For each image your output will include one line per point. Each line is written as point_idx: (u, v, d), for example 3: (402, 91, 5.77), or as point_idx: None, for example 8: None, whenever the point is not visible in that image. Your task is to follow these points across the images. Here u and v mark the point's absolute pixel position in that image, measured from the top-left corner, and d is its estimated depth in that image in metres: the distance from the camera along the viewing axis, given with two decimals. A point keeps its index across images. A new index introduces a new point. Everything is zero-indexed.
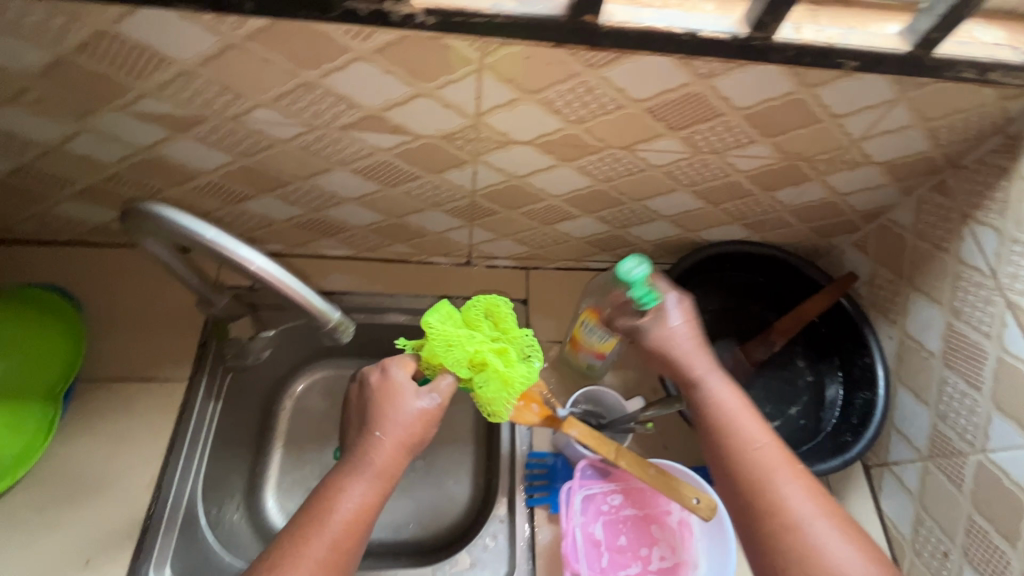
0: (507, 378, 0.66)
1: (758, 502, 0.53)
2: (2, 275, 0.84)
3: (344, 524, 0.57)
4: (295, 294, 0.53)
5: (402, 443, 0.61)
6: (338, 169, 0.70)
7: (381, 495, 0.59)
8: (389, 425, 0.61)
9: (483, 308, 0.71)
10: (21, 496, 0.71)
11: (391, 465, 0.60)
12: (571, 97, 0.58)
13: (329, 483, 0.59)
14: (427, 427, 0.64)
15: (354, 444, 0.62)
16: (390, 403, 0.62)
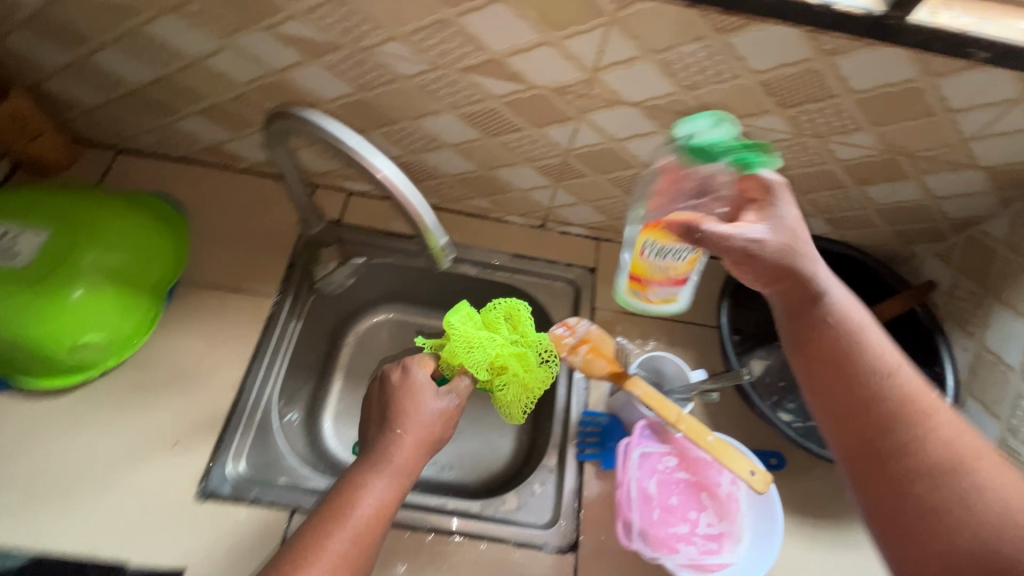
0: (525, 384, 0.77)
1: (886, 416, 0.49)
2: (122, 180, 0.92)
3: (371, 512, 0.61)
4: (413, 207, 0.55)
5: (421, 442, 0.68)
6: (446, 113, 0.74)
7: (398, 492, 0.64)
8: (409, 424, 0.67)
9: (504, 312, 0.79)
10: (123, 376, 0.78)
11: (409, 462, 0.66)
12: (689, 61, 0.60)
13: (354, 476, 0.64)
14: (444, 426, 0.70)
15: (374, 442, 0.67)
16: (410, 402, 0.69)
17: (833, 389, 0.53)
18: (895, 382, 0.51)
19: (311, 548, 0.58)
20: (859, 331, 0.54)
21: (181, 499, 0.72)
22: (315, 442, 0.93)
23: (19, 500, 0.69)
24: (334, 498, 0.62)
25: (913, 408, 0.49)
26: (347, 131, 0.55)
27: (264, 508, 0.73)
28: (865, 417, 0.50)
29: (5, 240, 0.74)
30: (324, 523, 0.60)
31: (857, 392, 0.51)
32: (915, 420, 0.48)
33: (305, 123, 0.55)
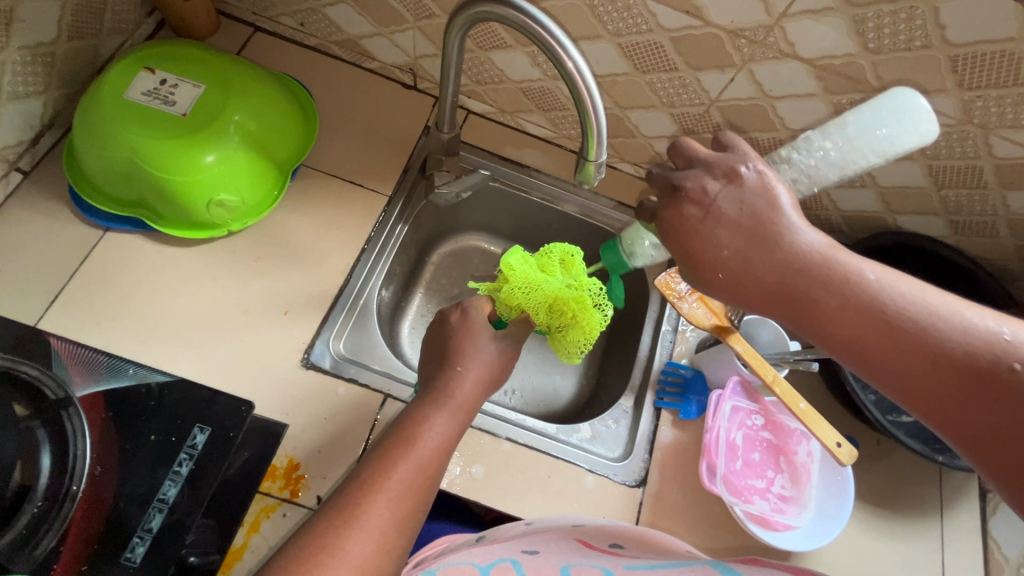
0: (585, 327, 0.76)
1: (967, 384, 0.37)
2: (257, 57, 0.94)
3: (434, 441, 0.61)
4: (593, 111, 0.55)
5: (479, 381, 0.69)
6: (605, 39, 0.73)
7: (458, 426, 0.65)
8: (469, 363, 0.69)
9: (559, 255, 0.80)
10: (243, 240, 0.81)
11: (468, 399, 0.67)
12: (885, 22, 0.59)
13: (417, 411, 0.64)
14: (500, 368, 0.72)
15: (434, 382, 0.68)
16: (471, 343, 0.71)
17: (890, 368, 0.40)
18: (960, 340, 0.38)
19: (378, 472, 0.57)
20: (856, 291, 0.41)
21: (288, 364, 0.76)
22: (395, 346, 0.97)
23: (148, 331, 0.73)
24: (402, 427, 0.62)
25: (991, 366, 0.37)
26: (550, 22, 0.54)
27: (361, 388, 0.77)
28: (992, 409, 0.36)
29: (164, 87, 0.77)
30: (389, 450, 0.59)
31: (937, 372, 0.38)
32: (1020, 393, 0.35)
33: (506, 9, 0.55)
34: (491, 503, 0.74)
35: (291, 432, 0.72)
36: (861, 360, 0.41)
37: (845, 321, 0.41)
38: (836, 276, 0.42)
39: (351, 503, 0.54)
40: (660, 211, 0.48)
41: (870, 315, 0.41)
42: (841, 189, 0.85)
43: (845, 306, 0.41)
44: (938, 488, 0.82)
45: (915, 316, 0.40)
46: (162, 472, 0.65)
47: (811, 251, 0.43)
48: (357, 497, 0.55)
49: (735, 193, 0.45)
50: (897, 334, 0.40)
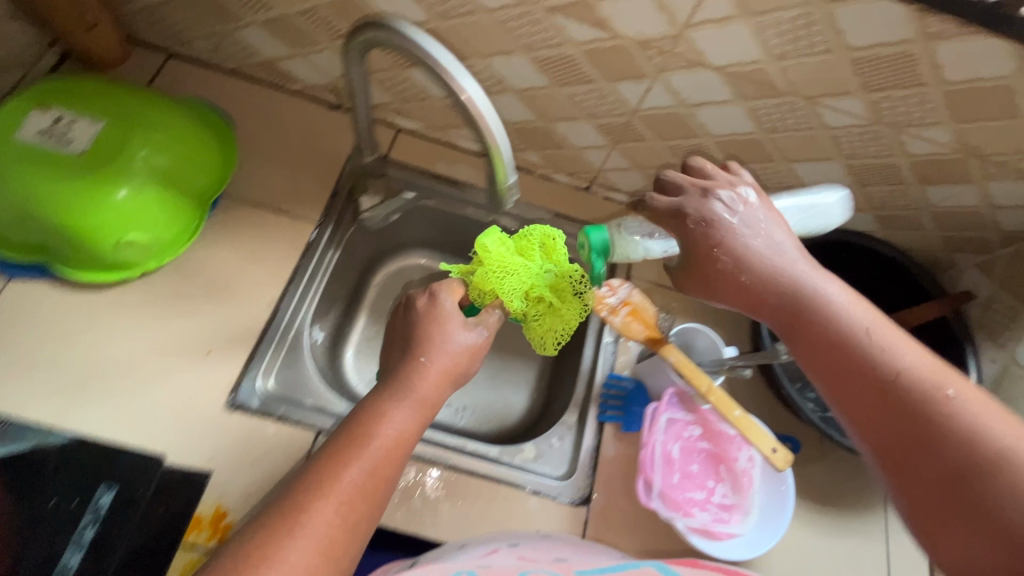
0: (564, 317, 0.72)
1: (915, 407, 0.45)
2: (170, 84, 0.90)
3: (389, 440, 0.56)
4: (492, 136, 0.54)
5: (445, 373, 0.62)
6: (519, 54, 0.72)
7: (420, 423, 0.59)
8: (435, 352, 0.62)
9: (539, 239, 0.72)
10: (161, 278, 0.78)
11: (432, 392, 0.60)
12: (786, 28, 0.58)
13: (371, 405, 0.58)
14: (472, 361, 0.65)
15: (394, 371, 0.61)
16: (437, 331, 0.63)
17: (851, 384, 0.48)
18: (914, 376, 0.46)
19: (325, 475, 0.52)
20: (835, 316, 0.49)
21: (212, 406, 0.72)
22: (337, 375, 0.94)
23: (60, 384, 0.70)
24: (353, 425, 0.56)
25: (932, 400, 0.44)
26: (437, 45, 0.52)
27: (292, 426, 0.74)
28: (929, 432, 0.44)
29: (58, 125, 0.74)
30: (339, 451, 0.54)
31: (873, 398, 0.46)
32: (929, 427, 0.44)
33: (391, 35, 0.53)
34: (433, 534, 0.72)
35: (217, 478, 0.69)
36: (821, 372, 0.50)
37: (825, 339, 0.49)
38: (825, 302, 0.50)
39: (295, 510, 0.50)
40: (687, 206, 0.52)
41: (840, 337, 0.48)
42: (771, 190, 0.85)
43: (823, 326, 0.49)
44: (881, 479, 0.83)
45: (884, 346, 0.47)
46: (62, 542, 0.61)
47: (804, 278, 0.50)
48: (303, 502, 0.50)
49: (742, 208, 0.52)
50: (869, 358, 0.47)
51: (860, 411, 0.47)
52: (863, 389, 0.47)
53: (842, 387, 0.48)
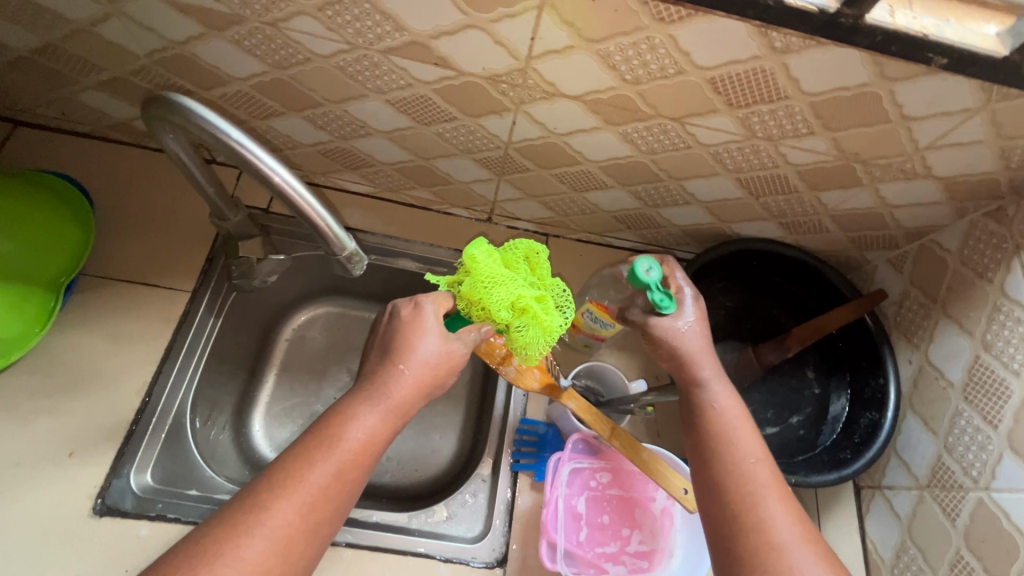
0: (549, 330, 0.61)
1: (750, 488, 0.50)
2: (17, 157, 0.83)
3: (357, 446, 0.51)
4: (308, 209, 0.49)
5: (421, 385, 0.56)
6: (372, 97, 0.67)
7: (391, 431, 0.54)
8: (413, 361, 0.56)
9: (524, 252, 0.64)
10: (14, 378, 0.71)
11: (405, 400, 0.55)
12: (631, 54, 0.54)
13: (343, 407, 0.53)
14: (446, 375, 0.58)
15: (370, 373, 0.56)
16: (414, 335, 0.58)
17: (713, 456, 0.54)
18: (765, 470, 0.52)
19: (287, 473, 0.48)
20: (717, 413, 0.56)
21: (77, 515, 0.66)
22: (244, 445, 0.87)
23: None
24: (323, 424, 0.52)
25: (763, 489, 0.50)
26: (223, 118, 0.48)
27: (169, 524, 0.68)
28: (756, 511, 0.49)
29: None
30: (303, 451, 0.50)
31: (728, 484, 0.51)
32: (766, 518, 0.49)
33: (174, 111, 0.47)
34: None
35: None
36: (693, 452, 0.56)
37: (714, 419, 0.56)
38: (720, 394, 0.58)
39: (249, 515, 0.46)
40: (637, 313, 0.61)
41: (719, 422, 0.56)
42: (670, 207, 0.81)
43: (707, 411, 0.57)
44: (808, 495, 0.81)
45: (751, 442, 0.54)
46: None
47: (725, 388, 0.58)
48: (254, 507, 0.46)
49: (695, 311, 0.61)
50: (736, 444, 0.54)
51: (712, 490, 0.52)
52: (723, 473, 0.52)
53: (704, 467, 0.54)
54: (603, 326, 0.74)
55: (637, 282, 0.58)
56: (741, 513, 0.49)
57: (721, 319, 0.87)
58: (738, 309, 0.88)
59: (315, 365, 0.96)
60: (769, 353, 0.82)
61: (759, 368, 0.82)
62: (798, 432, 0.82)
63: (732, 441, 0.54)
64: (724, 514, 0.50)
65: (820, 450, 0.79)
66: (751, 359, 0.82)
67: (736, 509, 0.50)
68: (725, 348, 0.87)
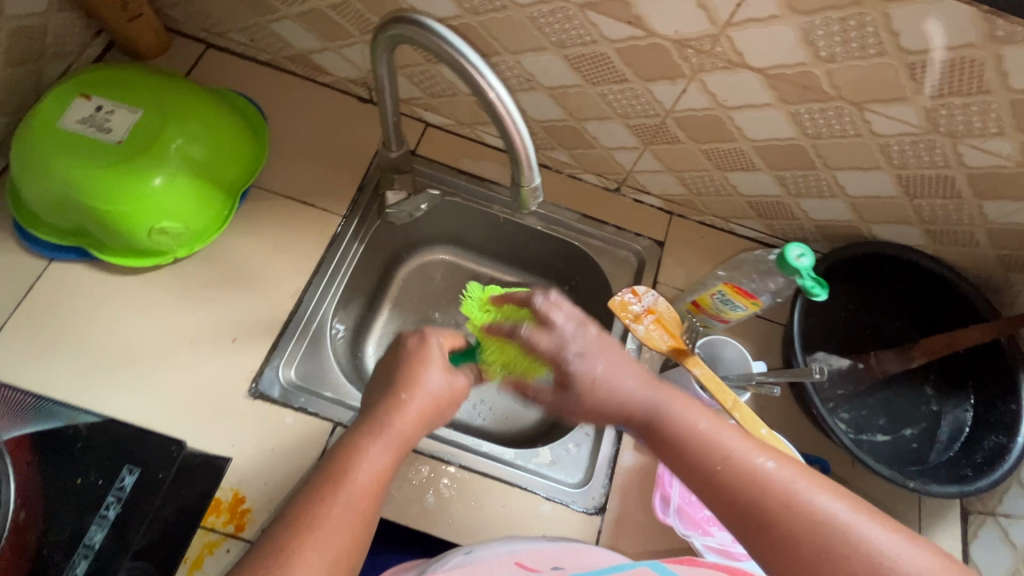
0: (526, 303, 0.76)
1: (752, 500, 0.47)
2: (205, 74, 0.91)
3: (368, 478, 0.53)
4: (517, 138, 0.54)
5: (425, 413, 0.60)
6: (550, 51, 0.70)
7: (396, 459, 0.56)
8: (417, 392, 0.60)
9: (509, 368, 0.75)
10: (189, 266, 0.80)
11: (408, 429, 0.58)
12: (836, 30, 0.55)
13: (348, 441, 0.55)
14: (448, 403, 0.63)
15: (374, 408, 0.59)
16: (419, 368, 0.62)
17: (700, 477, 0.51)
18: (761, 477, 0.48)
19: (304, 511, 0.49)
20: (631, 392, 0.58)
21: (235, 393, 0.74)
22: (358, 366, 0.91)
23: (92, 363, 0.72)
24: (332, 460, 0.53)
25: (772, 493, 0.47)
26: (466, 46, 0.54)
27: (310, 416, 0.75)
28: (773, 523, 0.46)
29: (99, 113, 0.75)
30: (316, 489, 0.50)
31: (727, 468, 0.50)
32: (777, 484, 0.47)
33: (430, 36, 0.54)
34: (442, 534, 0.72)
35: (236, 463, 0.70)
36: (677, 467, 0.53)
37: (683, 443, 0.53)
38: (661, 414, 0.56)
39: (273, 550, 0.46)
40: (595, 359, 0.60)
41: (695, 444, 0.52)
42: (811, 199, 0.80)
43: (677, 438, 0.54)
44: (914, 510, 0.79)
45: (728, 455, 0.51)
46: (88, 518, 0.61)
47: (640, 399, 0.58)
48: (279, 545, 0.46)
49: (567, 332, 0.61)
50: (714, 459, 0.51)
51: (721, 492, 0.49)
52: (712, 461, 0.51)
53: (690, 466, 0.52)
54: (732, 308, 0.73)
55: (787, 267, 0.62)
56: (752, 496, 0.47)
57: (839, 320, 0.86)
58: (858, 315, 0.87)
59: (424, 305, 1.00)
60: (890, 360, 0.81)
61: (876, 373, 0.82)
62: (911, 445, 0.80)
63: (673, 422, 0.55)
64: (735, 511, 0.48)
65: (933, 465, 0.78)
66: (869, 363, 0.82)
67: (748, 497, 0.47)
68: (843, 351, 0.85)
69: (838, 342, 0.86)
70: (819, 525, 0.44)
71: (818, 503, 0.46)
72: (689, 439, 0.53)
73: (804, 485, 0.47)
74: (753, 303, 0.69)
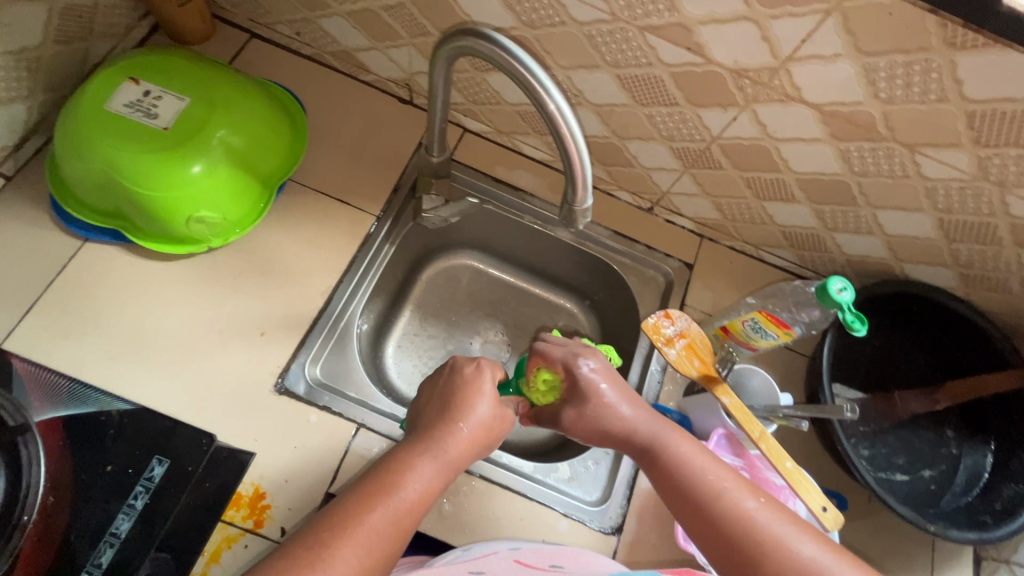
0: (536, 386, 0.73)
1: (732, 533, 0.53)
2: (247, 63, 0.91)
3: (415, 497, 0.53)
4: (577, 160, 0.55)
5: (476, 441, 0.60)
6: (603, 70, 0.71)
7: (442, 483, 0.57)
8: (471, 420, 0.61)
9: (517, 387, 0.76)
10: (221, 256, 0.79)
11: (461, 455, 0.58)
12: (899, 73, 0.56)
13: (402, 456, 0.56)
14: (496, 430, 0.64)
15: (428, 428, 0.60)
16: (473, 396, 0.62)
17: (688, 508, 0.57)
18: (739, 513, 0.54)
19: (350, 514, 0.50)
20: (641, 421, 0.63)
21: (261, 387, 0.74)
22: (378, 366, 0.91)
23: (121, 347, 0.72)
24: (383, 472, 0.54)
25: (750, 528, 0.53)
26: (532, 61, 0.54)
27: (334, 416, 0.74)
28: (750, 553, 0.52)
29: (146, 99, 0.75)
30: (365, 497, 0.51)
31: (712, 497, 0.56)
32: (757, 520, 0.53)
33: (501, 52, 0.54)
34: (458, 544, 0.72)
35: (258, 459, 0.70)
36: (671, 501, 0.58)
37: (676, 475, 0.59)
38: (656, 448, 0.61)
39: (312, 551, 0.46)
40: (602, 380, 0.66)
41: (686, 475, 0.58)
42: (847, 235, 0.80)
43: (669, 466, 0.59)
44: (929, 552, 0.79)
45: (714, 488, 0.56)
46: (116, 506, 0.63)
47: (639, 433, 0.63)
48: (319, 544, 0.47)
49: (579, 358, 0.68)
50: (702, 492, 0.56)
51: (713, 529, 0.54)
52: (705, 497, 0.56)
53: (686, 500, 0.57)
54: (763, 336, 0.72)
55: (827, 300, 0.62)
56: (736, 529, 0.53)
57: (864, 357, 0.86)
58: (883, 354, 0.87)
59: (446, 311, 0.99)
60: (913, 401, 0.81)
61: (897, 413, 0.82)
62: (929, 486, 0.80)
63: (669, 453, 0.60)
64: (722, 542, 0.54)
65: (950, 508, 0.78)
66: (891, 402, 0.82)
67: (736, 532, 0.53)
68: (866, 388, 0.85)
69: (862, 378, 0.86)
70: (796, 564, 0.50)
71: (792, 541, 0.52)
72: (679, 470, 0.59)
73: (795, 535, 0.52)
74: (786, 333, 0.69)
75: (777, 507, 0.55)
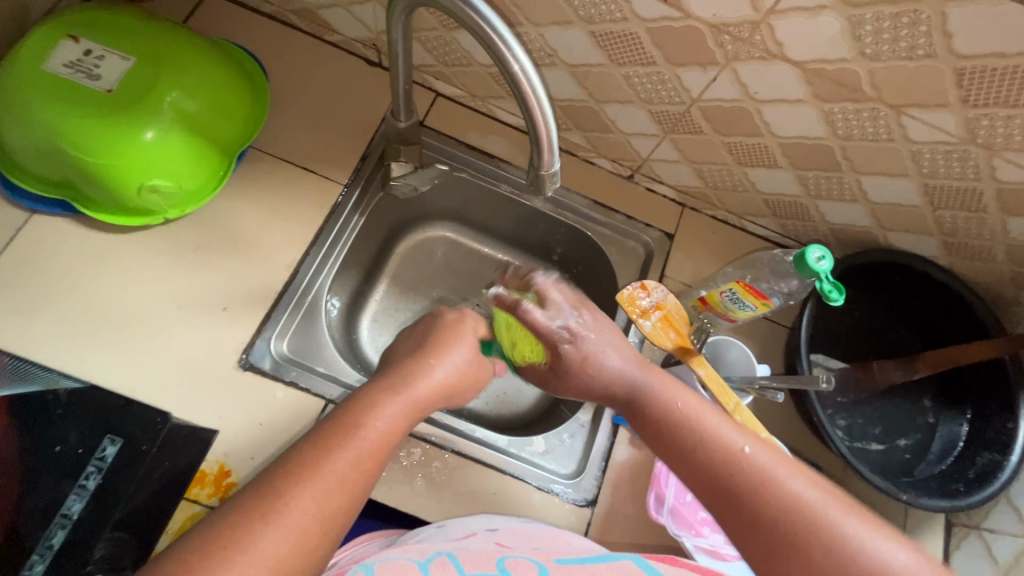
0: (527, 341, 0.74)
1: (718, 471, 0.50)
2: (202, 22, 0.85)
3: (378, 436, 0.52)
4: (541, 120, 0.51)
5: (445, 387, 0.61)
6: (576, 27, 0.67)
7: (407, 423, 0.55)
8: (443, 360, 0.62)
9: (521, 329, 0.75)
10: (180, 228, 0.76)
11: (428, 396, 0.59)
12: (886, 25, 0.53)
13: (365, 397, 0.55)
14: (468, 382, 0.65)
15: (395, 370, 0.60)
16: (453, 343, 0.66)
17: (668, 449, 0.55)
18: (723, 454, 0.51)
19: (311, 455, 0.48)
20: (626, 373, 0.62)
21: (223, 365, 0.71)
22: (352, 343, 0.88)
23: (73, 325, 0.69)
24: (342, 415, 0.52)
25: (735, 467, 0.49)
26: (495, 15, 0.49)
27: (302, 392, 0.72)
28: (737, 485, 0.48)
29: (88, 58, 0.70)
30: (327, 438, 0.49)
31: (695, 435, 0.53)
32: (748, 457, 0.50)
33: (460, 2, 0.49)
34: (431, 519, 0.71)
35: (222, 437, 0.68)
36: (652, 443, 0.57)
37: (656, 421, 0.57)
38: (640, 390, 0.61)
39: (266, 503, 0.44)
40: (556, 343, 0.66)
41: (669, 417, 0.56)
42: (831, 202, 0.77)
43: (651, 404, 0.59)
44: (900, 519, 0.79)
45: (693, 427, 0.54)
46: (68, 487, 0.61)
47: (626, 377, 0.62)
48: (269, 492, 0.44)
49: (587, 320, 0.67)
50: (687, 432, 0.54)
51: (691, 464, 0.52)
52: (730, 465, 0.50)
53: (702, 478, 0.51)
54: (742, 307, 0.70)
55: (804, 269, 0.60)
56: (724, 466, 0.50)
57: (844, 327, 0.85)
58: (863, 324, 0.85)
59: (422, 285, 0.96)
60: (893, 370, 0.78)
61: (876, 383, 0.80)
62: (904, 456, 0.80)
63: (652, 395, 0.59)
64: (711, 480, 0.50)
65: (922, 477, 0.78)
66: (869, 371, 0.80)
67: (716, 468, 0.50)
68: (846, 359, 0.84)
69: (842, 349, 0.84)
70: (778, 496, 0.47)
71: (799, 491, 0.47)
72: (662, 413, 0.57)
73: (828, 504, 0.46)
74: (764, 303, 0.67)
75: (771, 447, 0.51)
